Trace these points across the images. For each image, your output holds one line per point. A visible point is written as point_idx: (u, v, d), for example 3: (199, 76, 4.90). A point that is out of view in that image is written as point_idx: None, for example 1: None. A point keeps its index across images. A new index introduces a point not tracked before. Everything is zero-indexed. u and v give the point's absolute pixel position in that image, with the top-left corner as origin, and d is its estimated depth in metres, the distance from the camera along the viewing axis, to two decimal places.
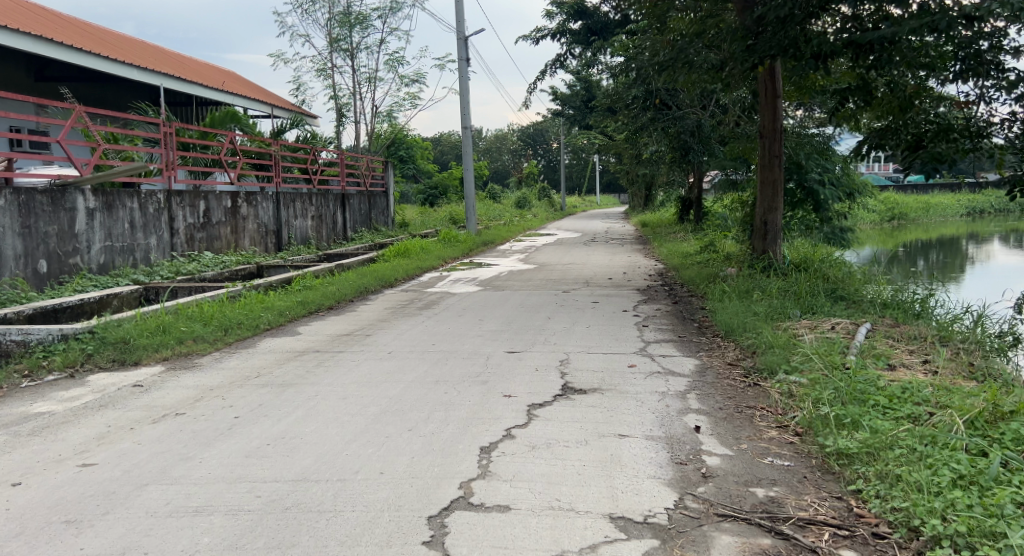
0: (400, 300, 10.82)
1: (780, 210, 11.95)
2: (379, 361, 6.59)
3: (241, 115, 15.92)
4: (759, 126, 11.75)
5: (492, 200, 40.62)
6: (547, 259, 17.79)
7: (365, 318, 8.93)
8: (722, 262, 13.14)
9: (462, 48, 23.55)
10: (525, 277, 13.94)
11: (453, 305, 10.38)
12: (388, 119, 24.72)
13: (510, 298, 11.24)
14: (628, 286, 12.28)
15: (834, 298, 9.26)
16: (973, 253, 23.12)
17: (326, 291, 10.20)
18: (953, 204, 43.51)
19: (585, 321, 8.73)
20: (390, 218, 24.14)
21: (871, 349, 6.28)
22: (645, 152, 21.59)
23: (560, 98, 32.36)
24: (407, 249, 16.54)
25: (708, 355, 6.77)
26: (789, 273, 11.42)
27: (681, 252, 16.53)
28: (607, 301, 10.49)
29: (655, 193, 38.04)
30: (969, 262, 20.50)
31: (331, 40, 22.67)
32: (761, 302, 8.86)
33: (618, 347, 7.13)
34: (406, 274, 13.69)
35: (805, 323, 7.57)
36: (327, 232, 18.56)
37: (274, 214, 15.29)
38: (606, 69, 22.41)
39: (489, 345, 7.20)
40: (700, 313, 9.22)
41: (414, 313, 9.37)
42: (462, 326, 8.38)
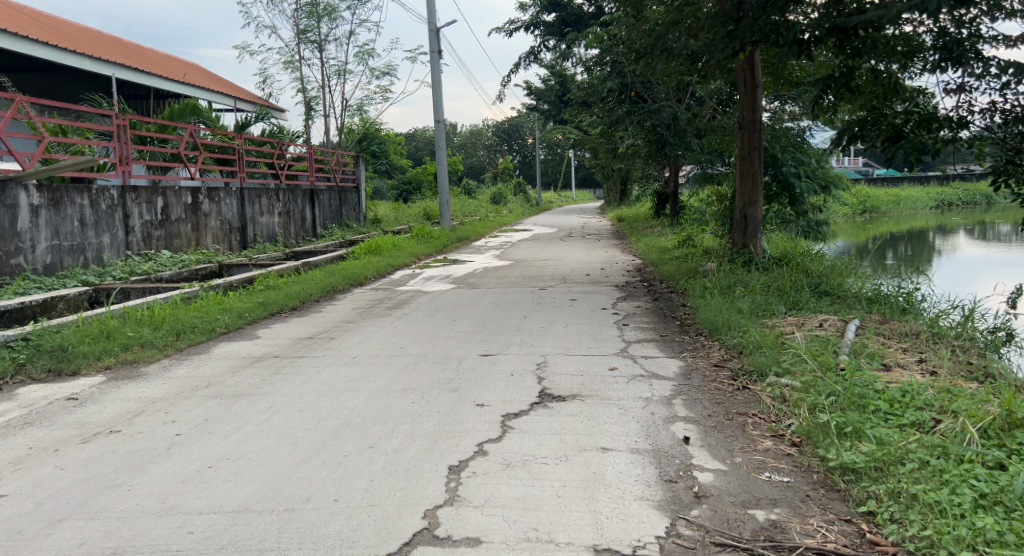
0: (369, 299, 10.35)
1: (760, 202, 11.63)
2: (342, 367, 6.14)
3: (202, 108, 15.33)
4: (738, 117, 11.43)
5: (467, 196, 40.14)
6: (523, 255, 17.39)
7: (330, 319, 8.46)
8: (702, 257, 12.80)
9: (434, 40, 23.07)
10: (500, 274, 13.52)
11: (424, 304, 9.93)
12: (358, 113, 24.17)
13: (485, 296, 10.81)
14: (606, 282, 11.91)
15: (820, 293, 8.93)
16: (941, 245, 23.14)
17: (290, 291, 9.70)
18: (923, 196, 43.69)
19: (562, 321, 8.32)
20: (361, 214, 23.60)
21: (862, 348, 5.94)
22: (621, 145, 21.24)
23: (534, 92, 31.95)
24: (378, 245, 16.04)
25: (692, 356, 6.39)
26: (770, 268, 11.10)
27: (658, 247, 16.19)
28: (585, 299, 10.10)
29: (630, 188, 37.78)
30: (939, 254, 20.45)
31: (298, 31, 22.06)
32: (744, 298, 8.50)
33: (598, 348, 6.73)
34: (376, 273, 13.21)
35: (793, 320, 7.22)
36: (296, 229, 18.01)
37: (238, 211, 14.74)
38: (581, 62, 22.02)
39: (461, 348, 6.77)
40: (682, 310, 8.86)
41: (382, 313, 8.92)
42: (432, 327, 7.94)
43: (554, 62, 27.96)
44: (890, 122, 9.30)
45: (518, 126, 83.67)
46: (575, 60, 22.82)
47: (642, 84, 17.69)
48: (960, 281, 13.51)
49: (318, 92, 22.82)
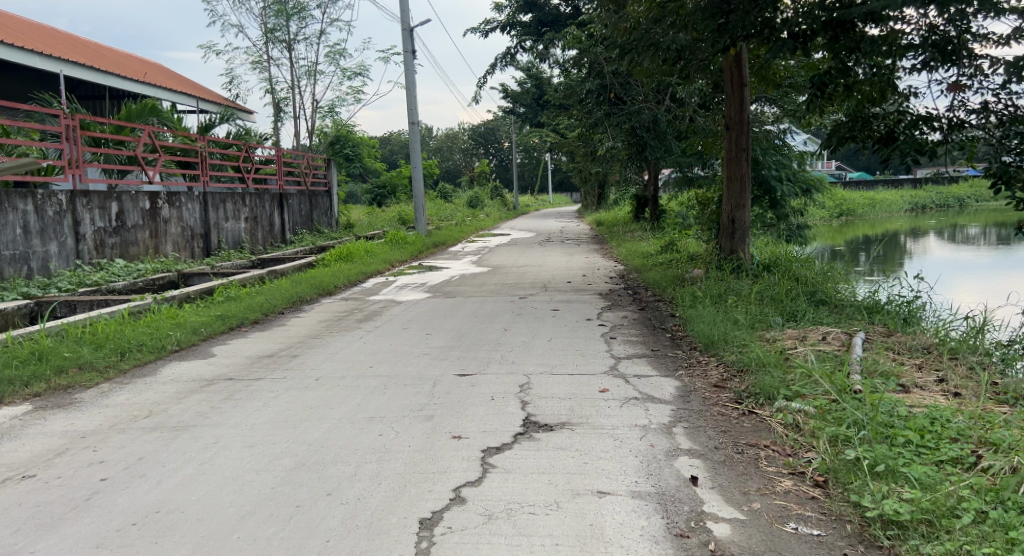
0: (338, 310, 9.73)
1: (748, 206, 11.13)
2: (303, 390, 5.53)
3: (161, 108, 14.62)
4: (724, 117, 10.95)
5: (443, 200, 39.46)
6: (501, 261, 16.82)
7: (294, 334, 7.83)
8: (687, 263, 12.30)
9: (407, 40, 22.45)
10: (477, 281, 12.92)
11: (397, 315, 9.32)
12: (330, 115, 23.48)
13: (463, 306, 10.23)
14: (589, 291, 11.35)
15: (816, 302, 8.44)
16: (915, 248, 22.95)
17: (251, 303, 9.06)
18: (897, 199, 43.58)
19: (545, 333, 7.76)
20: (333, 219, 22.92)
21: (874, 365, 5.44)
22: (600, 148, 20.74)
23: (510, 96, 31.39)
24: (350, 252, 15.39)
25: (688, 376, 5.86)
26: (760, 275, 10.62)
27: (641, 252, 15.69)
28: (568, 309, 9.54)
29: (608, 191, 37.32)
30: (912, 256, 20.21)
31: (266, 30, 21.37)
32: (738, 308, 8.00)
33: (586, 367, 6.16)
34: (348, 281, 12.58)
35: (793, 334, 6.72)
36: (264, 235, 17.32)
37: (201, 217, 14.07)
38: (558, 63, 21.51)
39: (436, 368, 6.18)
40: (671, 321, 8.33)
41: (351, 326, 8.30)
42: (405, 343, 7.33)
43: (531, 64, 27.42)
44: (881, 124, 8.93)
45: (494, 130, 83.11)
46: (553, 61, 22.29)
47: (621, 84, 17.21)
48: (947, 284, 13.20)
49: (287, 93, 22.11)
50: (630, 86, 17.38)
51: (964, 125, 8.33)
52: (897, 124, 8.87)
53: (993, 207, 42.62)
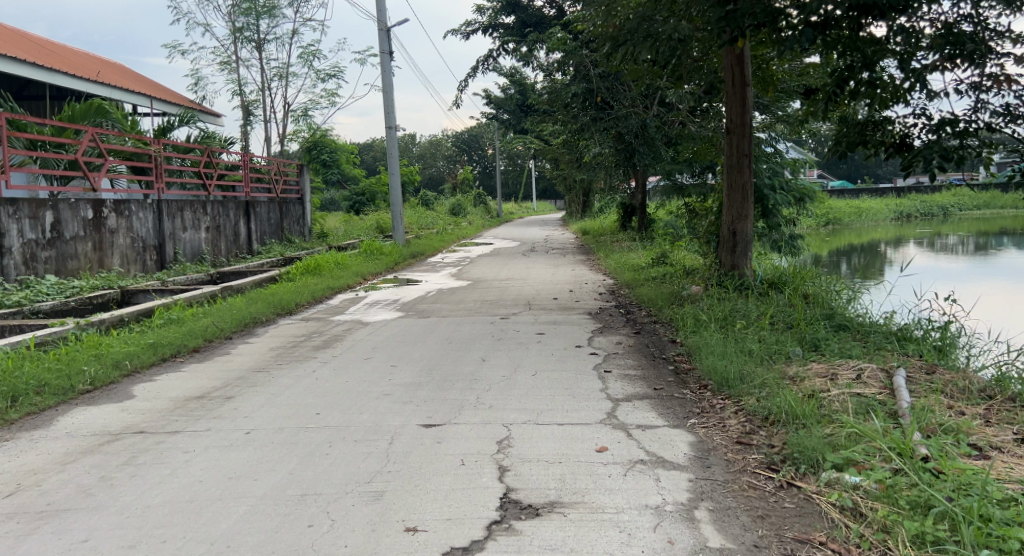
0: (296, 334, 8.63)
1: (750, 218, 10.09)
2: (225, 448, 4.43)
3: (108, 108, 13.41)
4: (725, 120, 9.93)
5: (425, 207, 38.25)
6: (483, 274, 15.73)
7: (235, 366, 6.71)
8: (684, 278, 11.27)
9: (384, 40, 21.39)
10: (454, 298, 11.82)
11: (360, 340, 8.21)
12: (304, 119, 22.35)
13: (437, 328, 9.15)
14: (577, 309, 10.30)
15: (837, 327, 7.41)
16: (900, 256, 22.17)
17: (193, 327, 7.93)
18: (882, 208, 42.79)
19: (529, 365, 6.70)
20: (306, 228, 21.74)
21: (931, 414, 4.46)
22: (585, 155, 19.72)
23: (493, 101, 30.34)
24: (318, 264, 14.27)
25: (702, 427, 4.83)
26: (766, 294, 9.59)
27: (631, 265, 14.67)
28: (555, 332, 8.49)
29: (593, 199, 36.26)
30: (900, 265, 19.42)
31: (235, 29, 20.25)
32: (751, 334, 6.97)
33: (577, 415, 5.11)
34: (312, 297, 11.46)
35: (820, 372, 5.70)
36: (227, 245, 16.17)
37: (155, 227, 12.94)
38: (541, 66, 20.50)
39: (396, 415, 5.10)
40: (674, 349, 7.29)
41: (305, 357, 7.19)
42: (365, 380, 6.23)
43: (514, 68, 26.43)
44: (897, 128, 8.01)
45: (478, 137, 82.04)
46: (537, 65, 21.26)
47: (609, 88, 16.33)
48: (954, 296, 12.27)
49: (258, 95, 20.98)
50: (618, 89, 16.42)
51: (991, 128, 7.39)
52: (913, 127, 7.99)
53: (978, 217, 42.00)
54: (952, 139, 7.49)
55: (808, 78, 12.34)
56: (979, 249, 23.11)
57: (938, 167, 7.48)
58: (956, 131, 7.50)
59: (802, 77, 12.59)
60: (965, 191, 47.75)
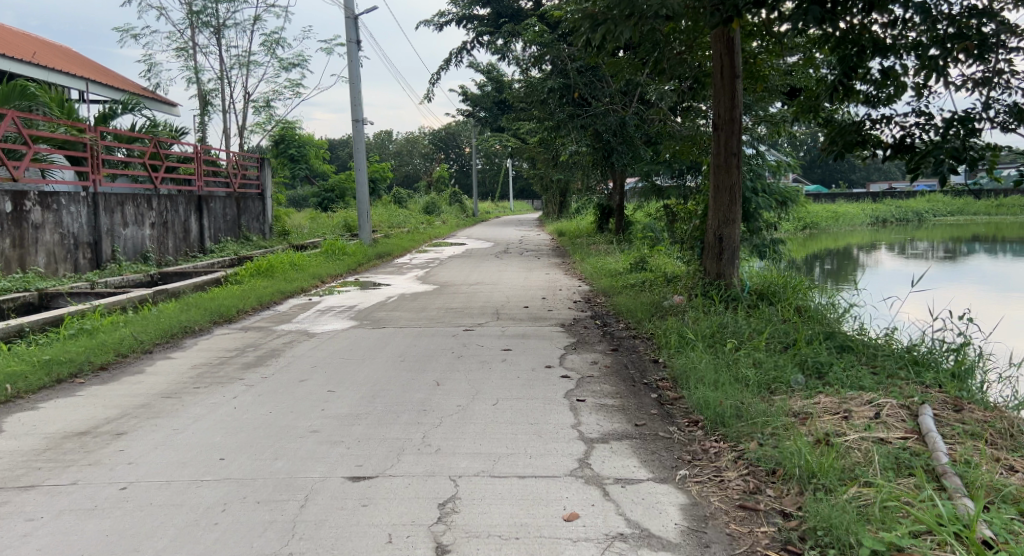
0: (229, 347, 7.60)
1: (738, 222, 9.16)
2: (86, 514, 3.47)
3: (35, 91, 12.33)
4: (712, 116, 9.04)
5: (397, 205, 37.15)
6: (450, 277, 14.75)
7: (142, 388, 5.69)
8: (666, 286, 10.35)
9: (351, 29, 20.38)
10: (416, 305, 10.85)
11: (301, 356, 7.19)
12: (267, 111, 21.28)
13: (391, 340, 8.19)
14: (549, 320, 9.37)
15: (839, 347, 6.46)
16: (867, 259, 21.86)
17: (106, 340, 6.93)
18: (858, 212, 42.25)
19: (490, 391, 5.74)
20: (266, 225, 20.60)
21: (968, 469, 3.72)
22: (562, 154, 18.81)
23: (470, 99, 29.47)
24: (271, 265, 13.21)
25: (694, 482, 3.96)
26: (756, 307, 8.67)
27: (608, 270, 13.74)
28: (523, 347, 7.54)
29: (570, 200, 35.39)
30: (863, 270, 18.77)
31: (191, 14, 19.72)
32: (745, 357, 6.04)
33: (542, 463, 4.18)
34: (258, 302, 10.45)
35: (829, 408, 4.77)
36: (174, 243, 15.19)
37: (90, 223, 12.06)
38: (517, 61, 19.61)
39: (318, 463, 4.12)
40: (655, 371, 6.37)
41: (229, 379, 6.18)
42: (293, 411, 5.23)
43: (490, 63, 25.38)
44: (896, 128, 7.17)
45: (455, 136, 81.02)
46: (512, 59, 20.35)
47: (587, 84, 15.54)
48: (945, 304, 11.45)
49: (216, 84, 20.24)
50: (597, 85, 15.55)
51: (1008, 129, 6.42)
52: (914, 127, 7.22)
53: (954, 223, 41.63)
54: (959, 139, 6.61)
55: (798, 75, 11.48)
56: (952, 255, 22.55)
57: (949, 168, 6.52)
58: (965, 130, 6.63)
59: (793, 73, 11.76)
60: (938, 197, 47.49)
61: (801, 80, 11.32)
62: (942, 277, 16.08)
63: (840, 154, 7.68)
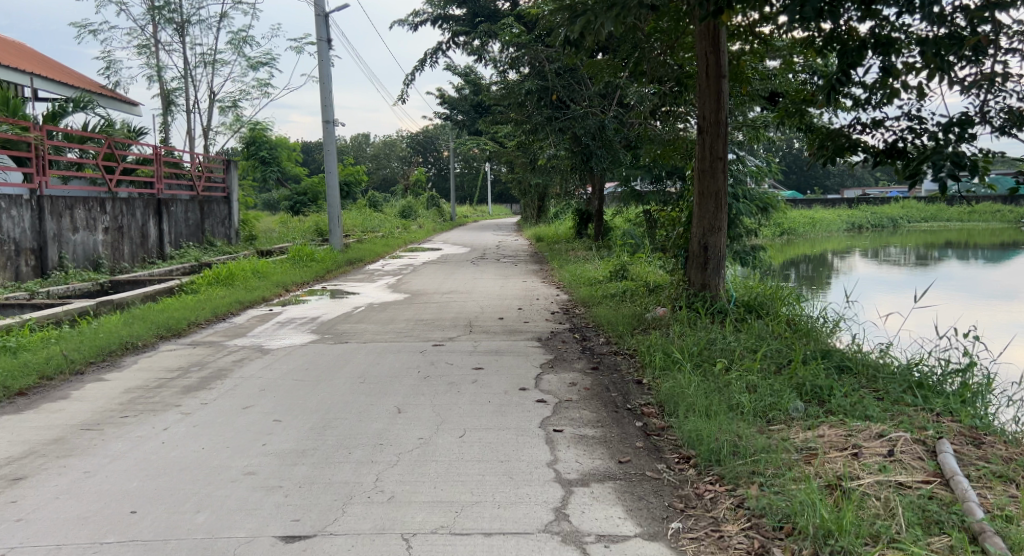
0: (171, 367, 6.94)
1: (723, 229, 8.61)
2: None
3: None
4: (696, 117, 8.50)
5: (373, 210, 36.42)
6: (423, 286, 14.11)
7: (60, 420, 5.05)
8: (649, 297, 9.76)
9: (321, 27, 19.72)
10: (384, 316, 10.22)
11: (248, 376, 6.55)
12: (234, 111, 20.58)
13: (353, 356, 7.56)
14: (525, 334, 8.76)
15: (838, 368, 5.80)
16: (838, 264, 22.22)
17: (30, 361, 6.34)
18: (835, 219, 41.98)
19: (457, 420, 5.11)
20: (232, 230, 19.84)
21: (1010, 527, 3.21)
22: (539, 158, 18.24)
23: (447, 102, 28.85)
24: (231, 273, 12.53)
25: (691, 541, 3.40)
26: (744, 320, 8.10)
27: (586, 279, 13.17)
28: (496, 366, 6.93)
29: (548, 205, 34.91)
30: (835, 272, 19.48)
31: (153, 10, 19.21)
32: (737, 380, 5.43)
33: (512, 515, 3.59)
34: (212, 313, 9.82)
35: (835, 443, 4.14)
36: (131, 249, 14.56)
37: (34, 228, 11.83)
38: (494, 62, 19.08)
39: (247, 517, 3.52)
40: (638, 395, 5.77)
41: (163, 406, 5.51)
42: (229, 447, 4.58)
43: (466, 65, 24.72)
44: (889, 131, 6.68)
45: (433, 139, 80.31)
46: (489, 61, 19.78)
47: (565, 86, 14.97)
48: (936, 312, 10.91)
49: (179, 83, 19.71)
50: (576, 87, 15.01)
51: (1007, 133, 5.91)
52: (907, 132, 6.87)
53: (929, 230, 41.54)
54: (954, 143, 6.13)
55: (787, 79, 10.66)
56: (928, 261, 22.29)
57: (949, 176, 6.05)
58: (961, 136, 6.13)
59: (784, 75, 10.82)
60: (912, 203, 47.53)
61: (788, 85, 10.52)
62: (925, 283, 15.63)
63: (826, 161, 7.48)
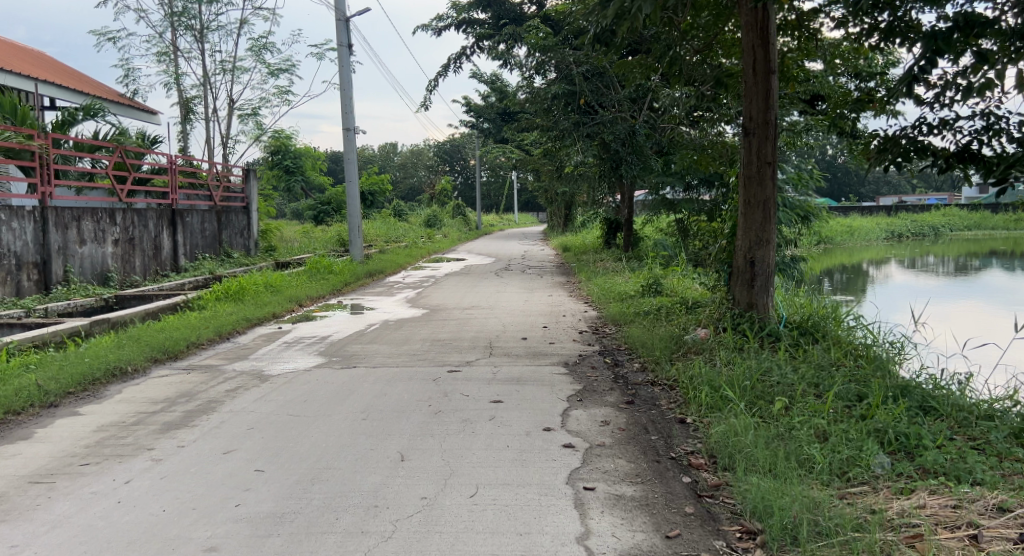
0: (156, 398, 6.21)
1: (773, 242, 7.71)
2: None
3: None
4: (742, 118, 7.64)
5: (398, 219, 35.83)
6: (443, 300, 13.36)
7: (8, 471, 4.37)
8: (688, 316, 8.88)
9: (342, 32, 19.13)
10: (400, 335, 9.47)
11: (238, 409, 5.83)
12: (254, 119, 20.06)
13: (360, 383, 6.80)
14: (550, 357, 7.95)
15: (920, 409, 4.91)
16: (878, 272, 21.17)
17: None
18: (873, 227, 40.45)
19: (468, 473, 4.33)
20: (251, 241, 19.25)
21: None
22: (567, 165, 17.44)
23: (473, 110, 28.15)
24: (242, 287, 11.88)
25: None
26: (799, 345, 7.20)
27: (616, 293, 12.32)
28: (517, 398, 6.13)
29: (576, 213, 34.04)
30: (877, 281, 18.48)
31: (172, 16, 18.79)
32: (803, 426, 4.59)
33: None
34: (215, 332, 9.14)
35: (943, 520, 3.36)
36: (143, 263, 14.00)
37: (38, 241, 11.25)
38: (520, 67, 18.33)
39: None
40: (685, 440, 4.93)
41: (133, 450, 4.78)
42: (195, 509, 3.85)
43: (492, 72, 24.01)
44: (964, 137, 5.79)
45: (461, 147, 79.82)
46: (515, 66, 19.02)
47: (593, 91, 14.14)
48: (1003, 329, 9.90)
49: (198, 91, 19.23)
50: (604, 91, 14.16)
51: None
52: (980, 138, 6.01)
53: (972, 238, 39.96)
54: None
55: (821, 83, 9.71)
56: (977, 271, 21.08)
57: None
58: None
59: (822, 77, 9.92)
60: (954, 211, 45.90)
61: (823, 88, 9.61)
62: (979, 294, 14.54)
63: (887, 166, 6.51)
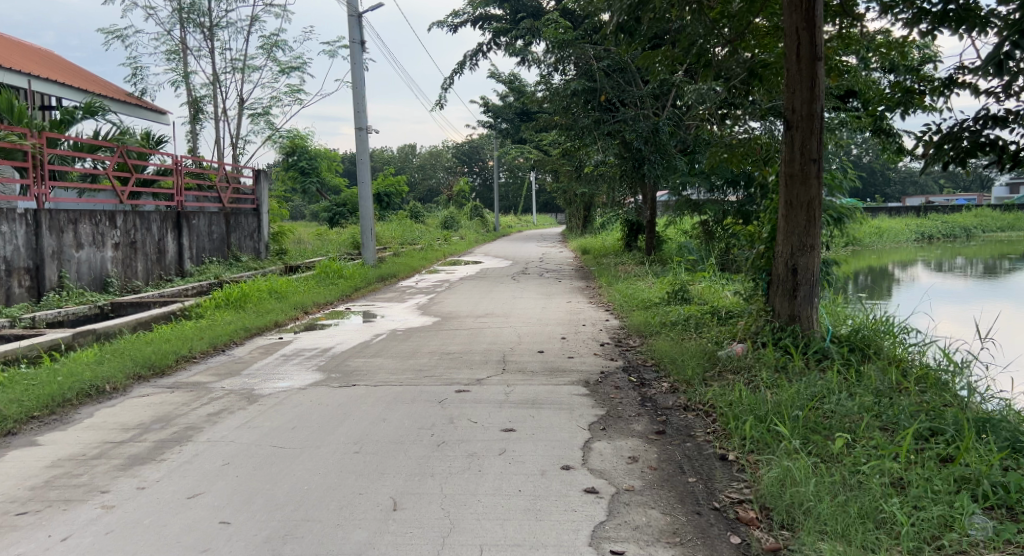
0: (128, 424, 5.55)
1: (818, 247, 6.92)
2: None
3: None
4: (783, 110, 6.84)
5: (414, 221, 35.24)
6: (456, 306, 12.67)
7: None
8: (721, 329, 8.10)
9: (355, 28, 18.52)
10: (408, 347, 8.77)
11: (217, 438, 5.14)
12: (265, 119, 19.49)
13: (357, 405, 6.09)
14: (569, 374, 7.21)
15: (1010, 446, 4.18)
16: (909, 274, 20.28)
17: None
18: (903, 229, 39.26)
19: (471, 530, 3.61)
20: (261, 244, 18.65)
21: None
22: (587, 165, 16.72)
23: (491, 110, 27.53)
24: (244, 293, 11.22)
25: None
26: (851, 364, 6.45)
27: (640, 300, 11.59)
28: (531, 425, 5.40)
29: (594, 214, 33.27)
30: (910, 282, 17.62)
31: (179, 13, 18.24)
32: (873, 472, 3.88)
33: None
34: (209, 343, 8.45)
35: None
36: (146, 267, 13.43)
37: (30, 245, 10.68)
38: (539, 63, 17.62)
39: None
40: (731, 482, 4.22)
41: (85, 492, 4.12)
42: None
43: (510, 70, 23.35)
44: None
45: (479, 148, 79.18)
46: (533, 62, 18.33)
47: (615, 87, 13.39)
48: None
49: (207, 89, 18.69)
50: (626, 88, 13.41)
51: None
52: None
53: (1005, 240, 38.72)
54: None
55: (857, 77, 8.84)
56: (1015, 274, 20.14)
57: None
58: None
59: (857, 71, 9.11)
60: (986, 212, 44.64)
61: (857, 83, 8.75)
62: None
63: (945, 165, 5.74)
